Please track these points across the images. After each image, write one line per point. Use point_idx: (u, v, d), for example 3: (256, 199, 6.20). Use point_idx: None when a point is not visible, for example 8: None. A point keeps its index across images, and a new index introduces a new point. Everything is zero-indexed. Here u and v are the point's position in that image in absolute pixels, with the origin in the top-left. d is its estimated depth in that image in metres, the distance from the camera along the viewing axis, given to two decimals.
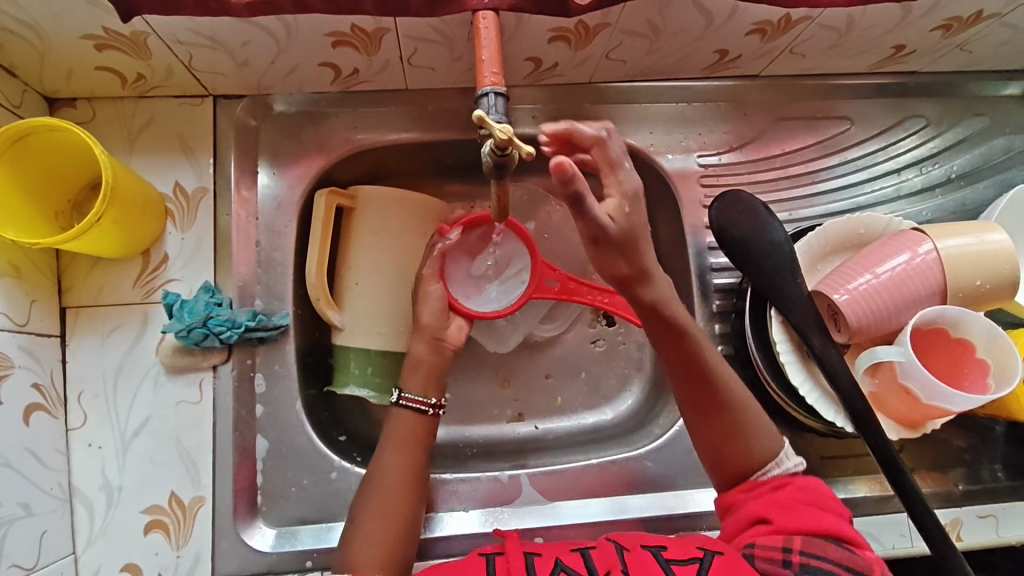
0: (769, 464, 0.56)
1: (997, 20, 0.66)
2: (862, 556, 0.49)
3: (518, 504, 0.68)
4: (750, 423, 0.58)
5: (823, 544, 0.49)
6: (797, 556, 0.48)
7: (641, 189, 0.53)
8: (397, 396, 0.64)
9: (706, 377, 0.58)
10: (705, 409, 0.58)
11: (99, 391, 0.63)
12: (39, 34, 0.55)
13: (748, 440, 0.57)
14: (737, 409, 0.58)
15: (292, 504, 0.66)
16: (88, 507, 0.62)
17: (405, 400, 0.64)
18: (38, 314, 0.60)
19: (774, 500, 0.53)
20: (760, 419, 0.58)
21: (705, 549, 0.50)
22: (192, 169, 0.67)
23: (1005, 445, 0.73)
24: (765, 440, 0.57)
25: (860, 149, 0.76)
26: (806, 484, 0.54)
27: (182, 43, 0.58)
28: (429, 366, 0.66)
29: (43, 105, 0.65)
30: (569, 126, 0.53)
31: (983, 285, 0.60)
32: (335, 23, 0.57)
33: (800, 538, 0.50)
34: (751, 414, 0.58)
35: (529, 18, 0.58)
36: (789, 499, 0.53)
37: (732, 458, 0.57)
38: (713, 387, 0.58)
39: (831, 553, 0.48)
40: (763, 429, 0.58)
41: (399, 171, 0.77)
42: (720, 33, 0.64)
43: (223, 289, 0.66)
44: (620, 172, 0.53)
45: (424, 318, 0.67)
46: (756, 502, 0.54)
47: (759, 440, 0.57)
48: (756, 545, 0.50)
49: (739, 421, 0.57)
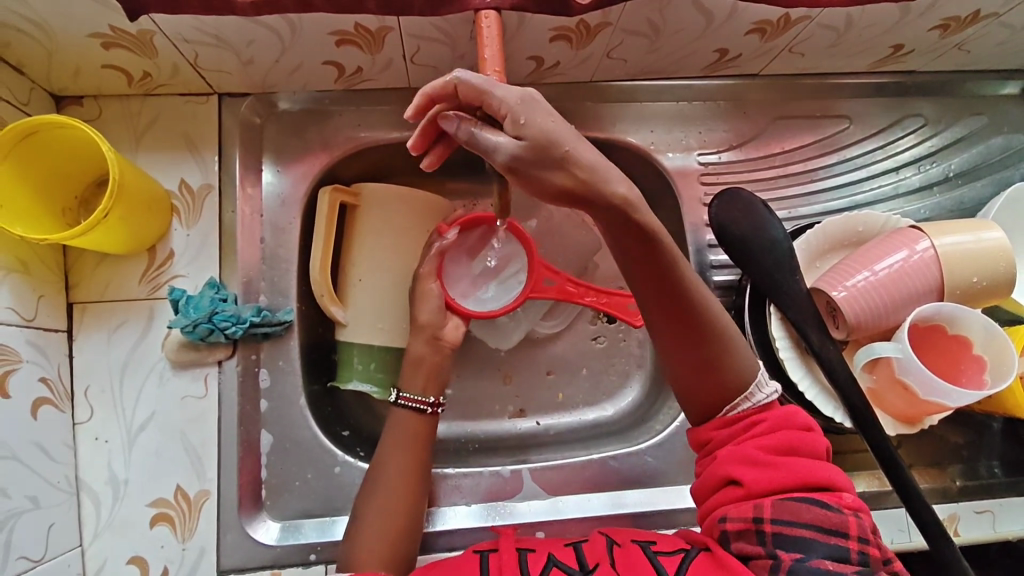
0: (740, 399, 0.55)
1: (994, 20, 0.66)
2: (836, 509, 0.48)
3: (519, 498, 0.69)
4: (730, 359, 0.55)
5: (794, 505, 0.49)
6: (769, 526, 0.48)
7: (527, 95, 0.44)
8: (396, 396, 0.65)
9: (685, 309, 0.53)
10: (686, 346, 0.55)
11: (105, 386, 0.64)
12: (46, 32, 0.56)
13: (727, 378, 0.55)
14: (719, 344, 0.54)
15: (296, 498, 0.66)
16: (94, 500, 0.62)
17: (404, 399, 0.65)
18: (45, 309, 0.61)
19: (744, 452, 0.52)
20: (741, 353, 0.55)
21: (692, 544, 0.51)
22: (197, 166, 0.68)
23: (1001, 442, 0.74)
24: (744, 375, 0.55)
25: (859, 148, 0.77)
26: (775, 425, 0.53)
27: (187, 42, 0.59)
28: (429, 364, 0.67)
29: (50, 103, 0.66)
30: (422, 94, 0.47)
31: (980, 282, 0.61)
32: (338, 22, 0.58)
33: (770, 501, 0.49)
34: (729, 345, 0.55)
35: (531, 18, 0.59)
36: (757, 448, 0.52)
37: (708, 395, 0.55)
38: (697, 326, 0.54)
39: (802, 515, 0.48)
40: (744, 361, 0.56)
41: (401, 169, 0.78)
42: (720, 32, 0.65)
43: (228, 285, 0.67)
44: (494, 94, 0.44)
45: (424, 315, 0.68)
46: (726, 455, 0.53)
47: (738, 376, 0.55)
48: (731, 517, 0.50)
49: (721, 357, 0.55)
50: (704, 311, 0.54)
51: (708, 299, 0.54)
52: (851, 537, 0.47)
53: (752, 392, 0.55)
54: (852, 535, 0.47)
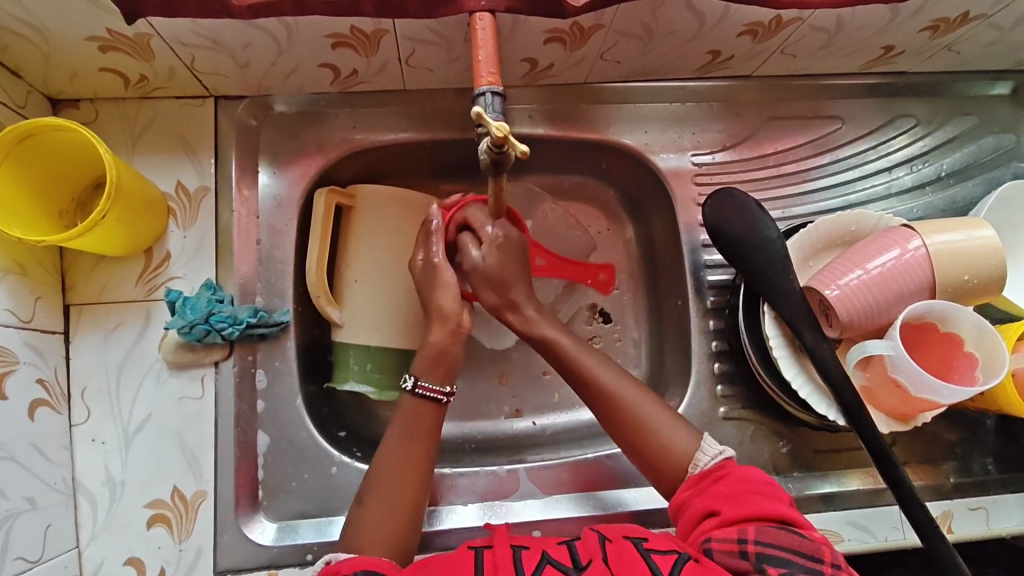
0: (697, 455, 0.58)
1: (984, 21, 0.67)
2: (810, 539, 0.49)
3: (515, 498, 0.69)
4: (658, 426, 0.60)
5: (773, 531, 0.49)
6: (751, 546, 0.48)
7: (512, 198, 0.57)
8: (413, 385, 0.62)
9: (604, 388, 0.62)
10: (624, 425, 0.61)
11: (102, 386, 0.64)
12: (44, 36, 0.56)
13: (663, 442, 0.60)
14: (641, 418, 0.61)
15: (293, 498, 0.67)
16: (91, 501, 0.62)
17: (421, 389, 0.62)
18: (42, 310, 0.61)
19: (717, 492, 0.55)
20: (665, 420, 0.61)
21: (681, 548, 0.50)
22: (194, 168, 0.68)
23: (995, 439, 0.74)
24: (679, 439, 0.60)
25: (851, 148, 0.77)
26: (744, 474, 0.56)
27: (184, 45, 0.60)
28: (448, 356, 0.63)
29: (47, 106, 0.66)
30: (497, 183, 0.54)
31: (972, 280, 0.62)
32: (334, 24, 0.58)
33: (749, 527, 0.50)
34: (663, 414, 0.61)
35: (525, 20, 0.60)
36: (727, 488, 0.55)
37: (665, 462, 0.59)
38: (618, 399, 0.62)
39: (780, 539, 0.49)
40: (680, 424, 0.61)
41: (397, 171, 0.78)
42: (713, 34, 0.65)
43: (225, 287, 0.68)
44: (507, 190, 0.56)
45: (443, 302, 0.63)
46: (703, 498, 0.55)
47: (671, 442, 0.60)
48: (712, 539, 0.50)
49: (647, 427, 0.60)
50: (614, 394, 0.62)
51: (616, 382, 0.62)
52: (825, 562, 0.47)
53: (698, 456, 0.58)
54: (826, 561, 0.47)
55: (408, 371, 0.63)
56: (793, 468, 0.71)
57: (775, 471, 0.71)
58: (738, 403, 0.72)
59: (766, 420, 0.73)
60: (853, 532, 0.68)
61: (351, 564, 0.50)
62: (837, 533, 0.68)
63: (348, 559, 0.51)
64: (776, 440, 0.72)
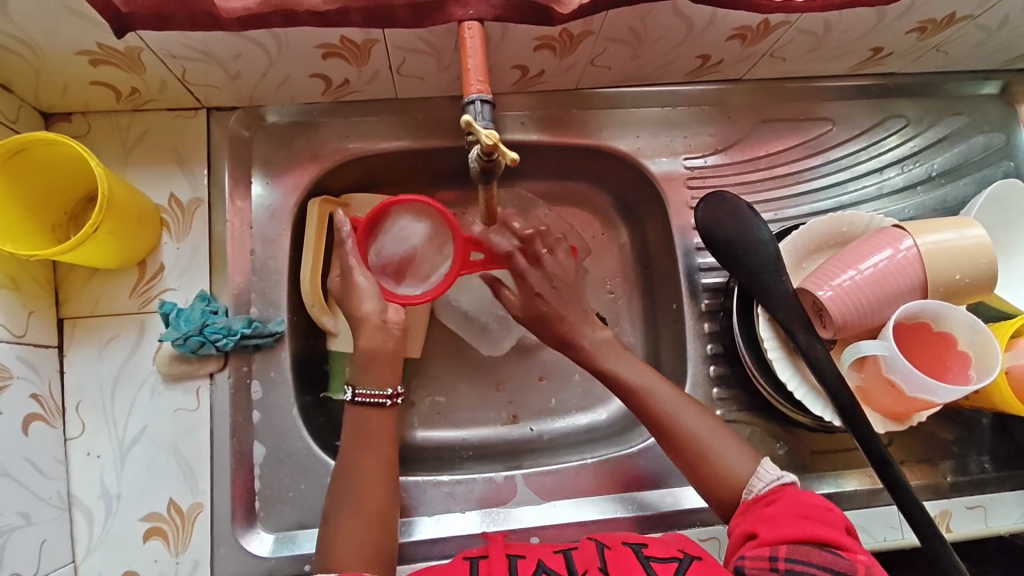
0: (752, 480, 0.57)
1: (970, 22, 0.67)
2: (848, 561, 0.48)
3: (512, 505, 0.69)
4: (716, 451, 0.59)
5: (807, 550, 0.49)
6: (783, 564, 0.48)
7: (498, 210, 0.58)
8: (352, 394, 0.62)
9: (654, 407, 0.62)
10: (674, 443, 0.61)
11: (97, 400, 0.64)
12: (34, 51, 0.57)
13: (718, 464, 0.59)
14: (700, 442, 0.60)
15: (290, 509, 0.66)
16: (87, 515, 0.62)
17: (361, 396, 0.61)
18: (36, 324, 0.61)
19: (760, 513, 0.54)
20: (724, 444, 0.60)
21: (684, 552, 0.51)
22: (187, 179, 0.68)
23: (992, 437, 0.74)
24: (738, 463, 0.59)
25: (843, 149, 0.78)
26: (791, 496, 0.54)
27: (175, 57, 0.60)
28: (386, 355, 0.63)
29: (39, 120, 0.66)
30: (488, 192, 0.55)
31: (963, 279, 0.62)
32: (324, 35, 0.59)
33: (784, 545, 0.49)
34: (716, 435, 0.60)
35: (514, 28, 0.60)
36: (772, 508, 0.53)
37: (717, 483, 0.58)
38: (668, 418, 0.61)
39: (815, 558, 0.48)
40: (733, 448, 0.60)
41: (391, 179, 0.78)
42: (701, 39, 0.66)
43: (219, 298, 0.68)
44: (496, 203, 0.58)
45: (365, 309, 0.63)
46: (745, 520, 0.54)
47: (728, 467, 0.58)
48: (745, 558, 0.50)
49: (705, 453, 0.59)
50: (669, 416, 0.61)
51: (679, 410, 0.61)
52: None
53: (754, 481, 0.57)
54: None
55: (351, 380, 0.63)
56: (790, 470, 0.71)
57: None
58: (735, 405, 0.73)
59: (762, 422, 0.73)
60: None
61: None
62: None
63: None
64: (773, 441, 0.72)
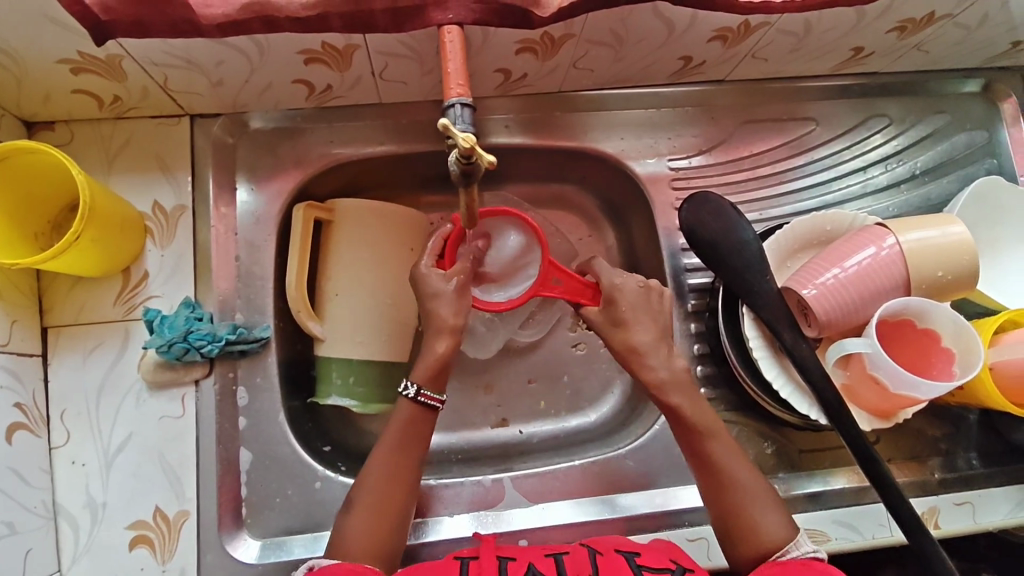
0: (788, 545, 0.57)
1: (949, 21, 0.68)
2: None
3: (501, 507, 0.69)
4: (759, 511, 0.58)
5: None
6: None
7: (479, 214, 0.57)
8: (415, 392, 0.61)
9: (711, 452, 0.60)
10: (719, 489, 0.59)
11: (81, 408, 0.64)
12: (15, 60, 0.57)
13: (755, 521, 0.58)
14: (745, 497, 0.59)
15: (277, 515, 0.66)
16: (72, 525, 0.62)
17: (424, 397, 0.61)
18: (19, 334, 0.61)
19: (787, 566, 0.53)
20: (767, 503, 0.59)
21: (677, 564, 0.51)
22: (171, 186, 0.68)
23: (979, 433, 0.74)
24: (775, 527, 0.58)
25: (826, 149, 0.78)
26: (826, 568, 0.53)
27: (156, 64, 0.60)
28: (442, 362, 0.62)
29: (21, 129, 0.66)
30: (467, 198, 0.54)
31: (945, 276, 0.62)
32: (305, 40, 0.59)
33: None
34: (762, 493, 0.59)
35: (494, 32, 0.60)
36: (801, 566, 0.53)
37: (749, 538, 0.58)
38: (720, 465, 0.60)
39: None
40: (776, 511, 0.59)
41: (377, 183, 0.78)
42: (683, 41, 0.66)
43: (204, 304, 0.67)
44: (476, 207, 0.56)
45: (436, 314, 0.63)
46: (769, 567, 0.54)
47: (764, 524, 0.58)
48: None
49: (749, 509, 0.58)
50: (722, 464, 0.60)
51: (736, 462, 0.60)
52: None
53: (789, 546, 0.57)
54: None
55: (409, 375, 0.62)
56: (778, 469, 0.71)
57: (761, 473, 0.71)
58: (723, 405, 0.73)
59: (750, 421, 0.73)
60: (840, 531, 0.68)
61: (334, 568, 0.52)
62: (824, 533, 0.68)
63: (333, 564, 0.53)
64: (761, 441, 0.72)
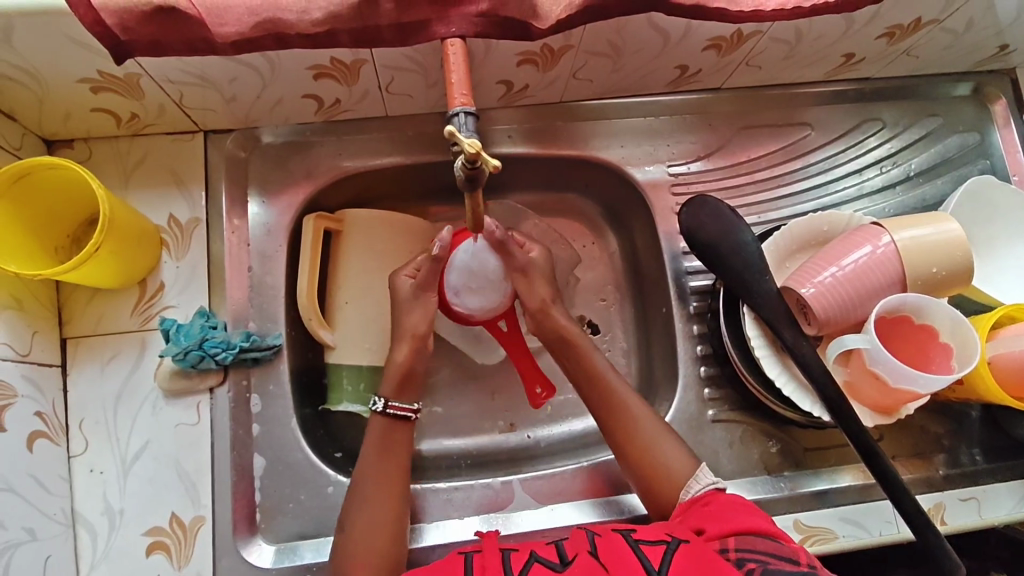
0: (690, 482, 0.60)
1: (937, 26, 0.70)
2: (783, 544, 0.51)
3: (510, 510, 0.70)
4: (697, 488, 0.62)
5: (752, 539, 0.51)
6: (732, 554, 0.50)
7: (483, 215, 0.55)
8: (384, 405, 0.64)
9: (618, 408, 0.65)
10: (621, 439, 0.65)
11: (100, 417, 0.65)
12: (38, 80, 0.59)
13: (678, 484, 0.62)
14: None
15: (291, 520, 0.67)
16: (90, 531, 0.63)
17: (393, 409, 0.64)
18: (40, 344, 0.63)
19: (703, 513, 0.56)
20: None
21: (673, 535, 0.51)
22: (185, 200, 0.70)
23: (982, 430, 0.75)
24: None
25: (821, 152, 0.80)
26: (723, 498, 0.57)
27: (173, 82, 0.62)
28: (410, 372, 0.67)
29: (42, 147, 0.69)
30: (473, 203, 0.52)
31: (940, 272, 0.63)
32: (314, 56, 0.61)
33: (732, 537, 0.51)
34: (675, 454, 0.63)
35: (496, 44, 0.63)
36: (707, 506, 0.56)
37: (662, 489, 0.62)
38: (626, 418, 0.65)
39: (760, 546, 0.50)
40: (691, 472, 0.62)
41: (385, 194, 0.81)
42: (678, 49, 0.68)
43: (218, 314, 0.69)
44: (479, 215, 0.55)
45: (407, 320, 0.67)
46: (689, 519, 0.56)
47: None
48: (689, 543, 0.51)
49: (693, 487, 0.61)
50: (631, 423, 0.64)
51: (654, 433, 0.64)
52: (802, 562, 0.48)
53: (692, 483, 0.60)
54: (802, 560, 0.48)
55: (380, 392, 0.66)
56: (784, 468, 0.72)
57: (766, 472, 0.72)
58: (726, 405, 0.74)
59: (754, 421, 0.73)
60: (847, 529, 0.68)
61: None
62: (830, 530, 0.68)
63: None
64: (765, 440, 0.73)
